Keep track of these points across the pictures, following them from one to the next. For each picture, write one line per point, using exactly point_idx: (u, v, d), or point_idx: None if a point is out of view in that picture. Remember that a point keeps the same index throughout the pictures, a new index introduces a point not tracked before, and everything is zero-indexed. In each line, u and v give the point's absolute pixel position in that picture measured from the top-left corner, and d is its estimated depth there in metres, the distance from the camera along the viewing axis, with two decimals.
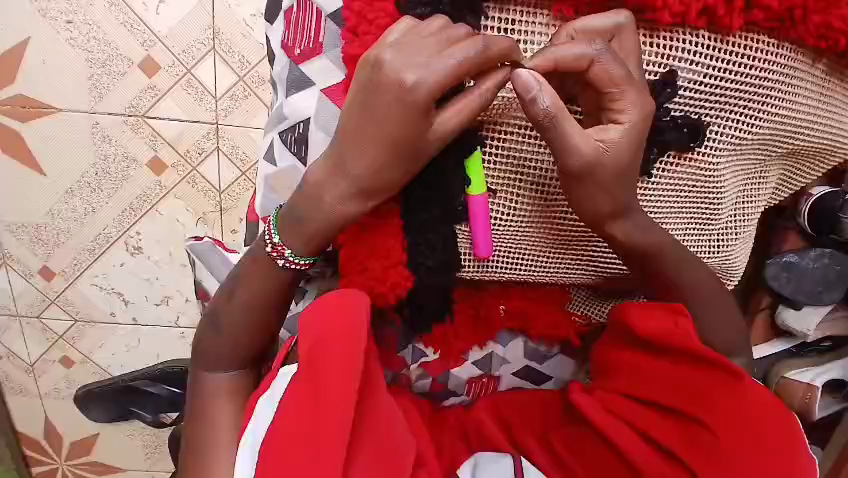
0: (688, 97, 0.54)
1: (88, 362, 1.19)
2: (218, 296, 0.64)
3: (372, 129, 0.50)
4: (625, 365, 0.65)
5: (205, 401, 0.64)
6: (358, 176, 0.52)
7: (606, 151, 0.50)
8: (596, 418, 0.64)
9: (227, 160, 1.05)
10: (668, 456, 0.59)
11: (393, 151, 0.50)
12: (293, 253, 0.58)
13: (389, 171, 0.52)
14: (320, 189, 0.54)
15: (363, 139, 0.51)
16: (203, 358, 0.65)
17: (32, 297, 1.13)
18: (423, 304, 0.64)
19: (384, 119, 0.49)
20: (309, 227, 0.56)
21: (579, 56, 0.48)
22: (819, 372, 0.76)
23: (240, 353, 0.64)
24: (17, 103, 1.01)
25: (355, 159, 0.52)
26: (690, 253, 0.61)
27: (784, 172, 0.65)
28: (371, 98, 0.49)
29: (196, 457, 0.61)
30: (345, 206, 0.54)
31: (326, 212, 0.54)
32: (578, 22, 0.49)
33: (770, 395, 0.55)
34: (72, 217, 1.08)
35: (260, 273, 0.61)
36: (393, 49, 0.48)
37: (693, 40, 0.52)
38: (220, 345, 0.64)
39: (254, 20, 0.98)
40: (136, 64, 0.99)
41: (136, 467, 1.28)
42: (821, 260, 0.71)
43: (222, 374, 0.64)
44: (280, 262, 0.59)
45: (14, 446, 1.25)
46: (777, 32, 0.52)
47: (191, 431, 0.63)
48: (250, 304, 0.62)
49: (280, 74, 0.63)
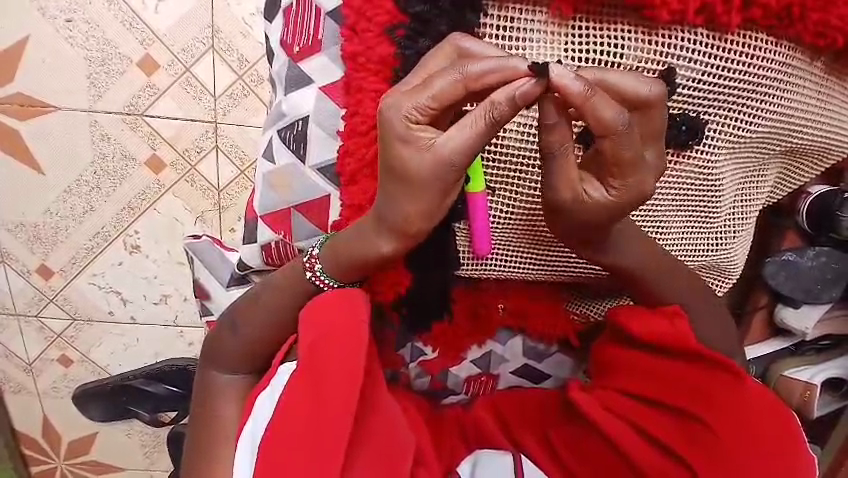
0: (687, 95, 0.54)
1: (86, 361, 1.18)
2: (241, 298, 0.65)
3: (414, 168, 0.49)
4: (622, 362, 0.64)
5: (215, 403, 0.64)
6: (398, 217, 0.52)
7: (584, 202, 0.51)
8: (595, 415, 0.63)
9: (226, 158, 1.05)
10: (669, 452, 0.58)
11: (429, 190, 0.50)
12: (322, 270, 0.60)
13: (427, 205, 0.51)
14: (370, 235, 0.55)
15: (395, 187, 0.51)
16: (213, 359, 0.65)
17: (30, 295, 1.13)
18: (422, 301, 0.64)
19: (406, 166, 0.49)
20: (342, 248, 0.57)
21: (610, 122, 0.46)
22: (816, 371, 0.76)
23: (252, 355, 0.64)
24: (15, 101, 1.01)
25: (410, 201, 0.51)
26: (680, 262, 0.62)
27: (782, 171, 0.65)
28: (394, 145, 0.49)
29: (205, 457, 0.61)
30: (388, 243, 0.54)
31: (382, 254, 0.55)
32: (615, 79, 0.48)
33: (769, 397, 0.57)
34: (71, 215, 1.08)
35: (284, 280, 0.62)
36: (419, 93, 0.47)
37: (692, 39, 0.52)
38: (234, 346, 0.64)
39: (252, 19, 0.98)
40: (135, 64, 0.99)
41: (135, 466, 1.27)
42: (819, 258, 0.71)
43: (232, 376, 0.65)
44: (308, 275, 0.61)
45: (12, 446, 1.25)
46: (775, 30, 0.52)
47: (198, 430, 0.63)
48: (270, 306, 0.63)
49: (279, 72, 0.64)
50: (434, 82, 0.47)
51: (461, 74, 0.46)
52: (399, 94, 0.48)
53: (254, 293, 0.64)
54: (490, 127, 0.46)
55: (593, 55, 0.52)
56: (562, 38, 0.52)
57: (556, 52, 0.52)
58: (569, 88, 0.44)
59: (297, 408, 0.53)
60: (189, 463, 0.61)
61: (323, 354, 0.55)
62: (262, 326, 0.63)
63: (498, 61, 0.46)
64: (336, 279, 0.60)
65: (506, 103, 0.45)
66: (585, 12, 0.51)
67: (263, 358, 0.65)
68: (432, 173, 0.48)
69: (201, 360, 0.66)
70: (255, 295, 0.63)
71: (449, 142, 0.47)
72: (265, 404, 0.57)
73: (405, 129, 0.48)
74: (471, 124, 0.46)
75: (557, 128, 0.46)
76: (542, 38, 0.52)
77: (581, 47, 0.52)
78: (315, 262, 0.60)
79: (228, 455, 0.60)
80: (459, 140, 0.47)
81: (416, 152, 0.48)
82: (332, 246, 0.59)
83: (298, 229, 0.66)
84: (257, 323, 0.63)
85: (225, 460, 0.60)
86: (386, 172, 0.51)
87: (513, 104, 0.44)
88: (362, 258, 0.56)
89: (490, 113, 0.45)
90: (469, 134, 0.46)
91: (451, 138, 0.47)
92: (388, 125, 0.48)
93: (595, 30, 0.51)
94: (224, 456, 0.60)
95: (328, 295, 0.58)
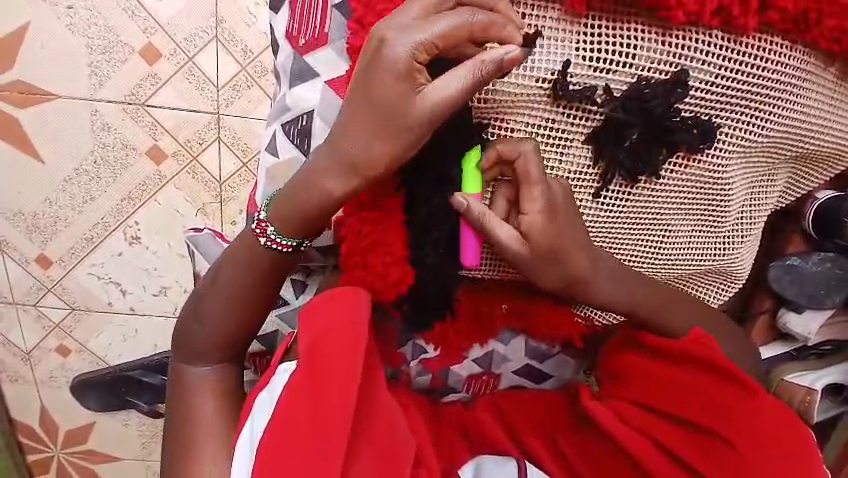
0: (700, 97, 0.52)
1: (84, 352, 1.16)
2: (204, 281, 0.61)
3: (401, 107, 0.47)
4: (637, 372, 0.64)
5: (190, 406, 0.60)
6: (360, 154, 0.49)
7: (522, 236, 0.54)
8: (606, 423, 0.63)
9: (228, 150, 1.04)
10: (681, 463, 0.58)
11: (410, 133, 0.48)
12: (275, 230, 0.56)
13: (399, 149, 0.48)
14: (322, 173, 0.51)
15: (367, 118, 0.48)
16: (185, 352, 0.62)
17: (28, 285, 1.12)
18: (425, 301, 0.62)
19: (392, 104, 0.47)
20: (296, 209, 0.54)
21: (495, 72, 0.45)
22: (819, 375, 0.74)
23: (225, 344, 0.61)
24: (15, 89, 1.01)
25: (377, 141, 0.48)
26: (650, 279, 0.63)
27: (792, 176, 0.64)
28: (380, 76, 0.47)
29: (184, 462, 0.58)
30: (338, 181, 0.51)
31: (329, 196, 0.52)
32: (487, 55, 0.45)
33: (785, 409, 0.56)
34: (70, 205, 1.07)
35: (247, 258, 0.58)
36: (421, 27, 0.45)
37: (707, 40, 0.51)
38: (205, 336, 0.61)
39: (257, 9, 0.99)
40: (136, 52, 1.00)
41: (133, 456, 1.24)
42: (823, 263, 0.72)
43: (203, 370, 0.61)
44: (261, 241, 0.56)
45: (9, 434, 1.22)
46: (790, 34, 0.51)
47: (176, 434, 0.60)
48: (236, 287, 0.59)
49: (284, 65, 0.63)
50: (441, 19, 0.45)
51: (467, 20, 0.45)
52: (404, 21, 0.46)
53: (220, 277, 0.59)
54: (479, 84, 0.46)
55: (604, 54, 0.51)
56: (574, 34, 0.50)
57: (566, 48, 0.51)
58: (507, 149, 0.52)
59: (297, 408, 0.53)
60: (171, 469, 0.59)
61: (324, 354, 0.55)
62: (233, 314, 0.60)
63: (499, 20, 0.46)
64: (293, 238, 0.56)
65: (493, 64, 0.45)
66: (599, 10, 0.50)
67: (239, 346, 0.62)
68: (417, 119, 0.47)
69: (174, 354, 0.63)
70: (221, 279, 0.59)
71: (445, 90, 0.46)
72: (265, 403, 0.56)
73: (407, 63, 0.46)
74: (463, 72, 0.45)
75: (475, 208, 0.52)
76: (554, 35, 0.50)
77: (592, 44, 0.51)
78: (266, 225, 0.56)
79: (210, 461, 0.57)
80: (453, 93, 0.46)
81: (407, 92, 0.46)
82: (285, 204, 0.54)
83: None
84: (229, 312, 0.60)
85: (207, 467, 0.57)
86: (365, 104, 0.48)
87: (499, 69, 0.45)
88: (313, 203, 0.53)
89: (478, 73, 0.45)
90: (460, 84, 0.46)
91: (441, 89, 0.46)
92: (382, 57, 0.46)
93: (609, 29, 0.50)
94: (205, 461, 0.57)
95: (329, 296, 0.58)
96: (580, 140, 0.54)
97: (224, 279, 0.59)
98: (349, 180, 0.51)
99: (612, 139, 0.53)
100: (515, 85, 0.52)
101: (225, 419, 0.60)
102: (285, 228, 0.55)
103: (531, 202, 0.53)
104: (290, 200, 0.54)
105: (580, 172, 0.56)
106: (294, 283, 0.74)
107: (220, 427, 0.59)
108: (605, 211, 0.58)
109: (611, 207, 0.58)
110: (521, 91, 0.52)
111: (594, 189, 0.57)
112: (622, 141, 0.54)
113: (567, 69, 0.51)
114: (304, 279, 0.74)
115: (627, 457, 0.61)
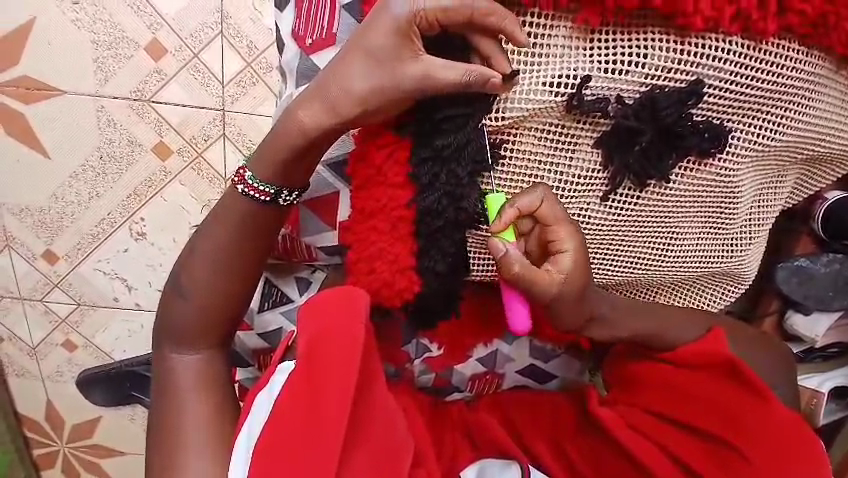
0: (713, 102, 0.52)
1: (90, 347, 1.17)
2: (180, 256, 0.61)
3: (388, 72, 0.49)
4: (642, 375, 0.65)
5: (178, 402, 0.60)
6: (336, 93, 0.50)
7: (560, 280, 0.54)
8: (616, 431, 0.62)
9: (233, 146, 1.04)
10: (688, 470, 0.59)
11: (387, 95, 0.49)
12: (252, 176, 0.55)
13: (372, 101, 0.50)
14: (302, 110, 0.52)
15: (362, 59, 0.50)
16: (169, 339, 0.61)
17: (35, 279, 1.13)
18: (429, 307, 0.62)
19: (386, 56, 0.49)
20: (275, 150, 0.54)
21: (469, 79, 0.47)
22: (826, 378, 0.76)
23: (208, 330, 0.61)
24: (21, 84, 1.02)
25: (352, 93, 0.50)
26: (639, 278, 0.63)
27: (801, 177, 0.63)
28: (385, 26, 0.48)
29: (169, 449, 0.58)
30: (314, 117, 0.51)
31: (303, 127, 0.52)
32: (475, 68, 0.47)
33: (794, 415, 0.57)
34: (76, 201, 1.07)
35: (224, 235, 0.57)
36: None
37: (726, 47, 0.49)
38: (186, 317, 0.60)
39: (262, 5, 0.98)
40: (142, 47, 0.99)
41: (136, 451, 1.24)
42: (832, 265, 0.71)
43: (190, 358, 0.61)
44: (240, 187, 0.56)
45: (15, 428, 1.23)
46: (808, 39, 0.51)
47: (161, 431, 0.59)
48: (216, 266, 0.58)
49: (289, 64, 0.63)
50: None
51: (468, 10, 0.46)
52: None
53: (196, 254, 0.59)
54: (460, 87, 0.48)
55: (616, 63, 0.50)
56: (585, 49, 0.50)
57: (579, 58, 0.50)
58: (525, 205, 0.52)
59: (298, 408, 0.53)
60: (156, 455, 0.59)
61: (324, 351, 0.55)
62: (208, 297, 0.59)
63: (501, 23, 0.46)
64: (272, 184, 0.55)
65: (478, 74, 0.47)
66: (612, 23, 0.49)
67: (222, 336, 0.62)
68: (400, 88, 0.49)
69: (154, 338, 0.62)
70: (198, 257, 0.58)
71: (428, 72, 0.48)
72: (262, 402, 0.56)
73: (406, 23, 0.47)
74: (447, 71, 0.47)
75: (512, 259, 0.51)
76: (568, 51, 0.50)
77: (607, 56, 0.50)
78: (243, 172, 0.56)
79: (195, 457, 0.57)
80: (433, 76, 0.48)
81: (402, 55, 0.48)
82: (271, 151, 0.54)
83: (307, 224, 0.66)
84: (201, 287, 0.59)
85: (192, 451, 0.57)
86: (363, 54, 0.50)
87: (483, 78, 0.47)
88: (286, 144, 0.53)
89: (462, 78, 0.47)
90: (447, 75, 0.48)
91: (426, 69, 0.48)
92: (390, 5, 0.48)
93: (623, 40, 0.50)
94: (189, 457, 0.57)
95: (329, 293, 0.57)
96: (588, 144, 0.54)
97: (198, 256, 0.58)
98: (316, 110, 0.51)
99: (622, 145, 0.53)
100: (529, 96, 0.51)
101: (209, 405, 0.60)
102: (263, 171, 0.55)
103: (560, 245, 0.53)
104: (263, 152, 0.55)
105: (590, 177, 0.56)
106: (298, 281, 0.74)
107: (206, 426, 0.59)
108: (614, 215, 0.57)
109: (619, 211, 0.57)
110: (535, 102, 0.51)
111: (602, 193, 0.56)
112: (632, 146, 0.53)
113: (584, 81, 0.50)
114: (308, 277, 0.74)
115: (634, 463, 0.61)
